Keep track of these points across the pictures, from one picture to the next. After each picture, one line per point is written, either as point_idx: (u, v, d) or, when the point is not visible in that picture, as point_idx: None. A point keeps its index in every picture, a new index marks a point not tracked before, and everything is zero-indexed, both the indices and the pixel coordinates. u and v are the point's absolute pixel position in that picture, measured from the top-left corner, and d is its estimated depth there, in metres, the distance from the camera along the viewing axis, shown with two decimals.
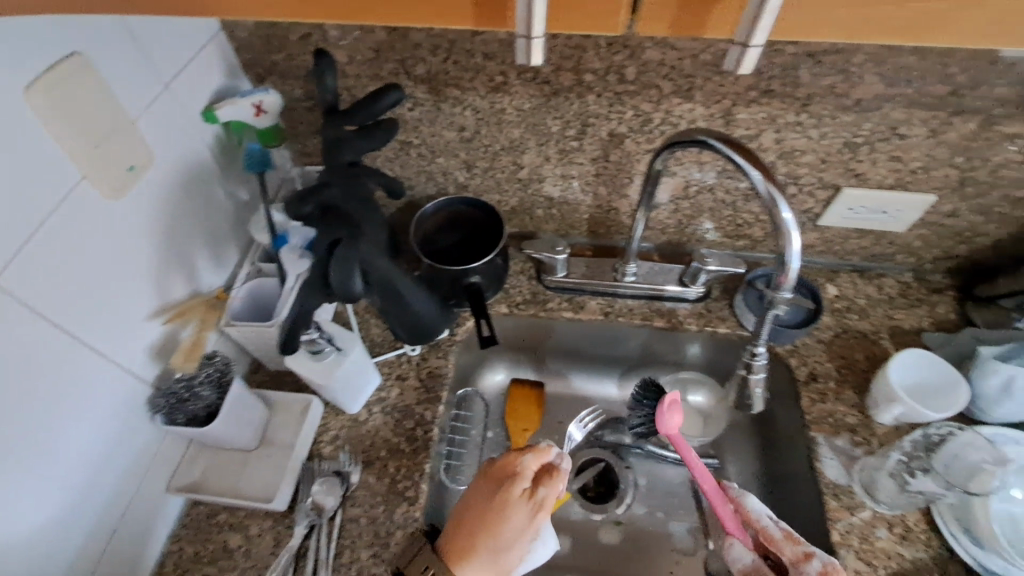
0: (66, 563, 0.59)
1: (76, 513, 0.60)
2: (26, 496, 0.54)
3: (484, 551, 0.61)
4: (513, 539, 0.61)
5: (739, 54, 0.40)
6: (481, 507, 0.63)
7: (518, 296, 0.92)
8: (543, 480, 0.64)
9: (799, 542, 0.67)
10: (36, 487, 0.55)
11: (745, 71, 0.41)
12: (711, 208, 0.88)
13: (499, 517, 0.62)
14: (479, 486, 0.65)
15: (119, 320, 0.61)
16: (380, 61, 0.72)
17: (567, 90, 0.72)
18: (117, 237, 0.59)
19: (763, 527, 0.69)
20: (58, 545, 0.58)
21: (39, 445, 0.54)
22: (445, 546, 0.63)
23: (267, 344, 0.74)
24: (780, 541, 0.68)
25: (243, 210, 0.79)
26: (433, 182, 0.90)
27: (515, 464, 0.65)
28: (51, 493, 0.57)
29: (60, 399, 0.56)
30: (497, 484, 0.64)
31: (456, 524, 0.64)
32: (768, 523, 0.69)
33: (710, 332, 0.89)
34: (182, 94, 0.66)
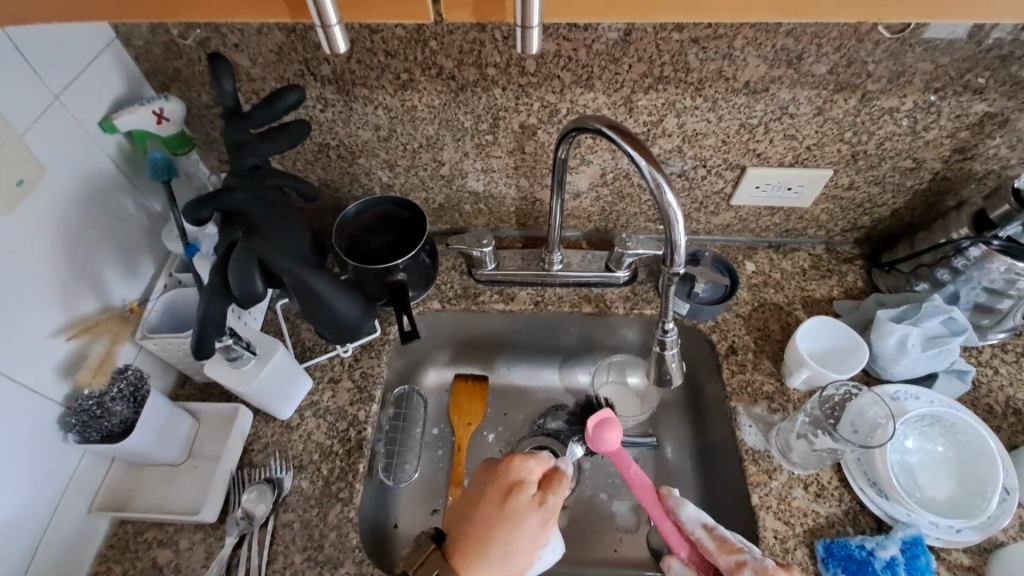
0: None
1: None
2: None
3: (497, 554, 0.64)
4: (523, 539, 0.65)
5: (522, 35, 0.42)
6: (490, 512, 0.67)
7: (450, 291, 0.93)
8: (551, 488, 0.69)
9: (735, 549, 0.65)
10: None
11: (532, 51, 0.44)
12: (630, 194, 0.90)
13: (510, 518, 0.66)
14: (483, 493, 0.69)
15: (18, 339, 0.59)
16: (284, 64, 0.72)
17: (473, 84, 0.74)
18: (12, 253, 0.58)
19: (698, 539, 0.67)
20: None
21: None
22: (458, 552, 0.65)
23: (187, 355, 0.73)
24: (715, 552, 0.66)
25: (155, 220, 0.78)
26: (358, 184, 0.90)
27: (522, 471, 0.70)
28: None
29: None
30: (505, 492, 0.68)
31: (463, 530, 0.67)
32: (702, 536, 0.67)
33: (638, 314, 0.92)
34: (75, 104, 0.65)
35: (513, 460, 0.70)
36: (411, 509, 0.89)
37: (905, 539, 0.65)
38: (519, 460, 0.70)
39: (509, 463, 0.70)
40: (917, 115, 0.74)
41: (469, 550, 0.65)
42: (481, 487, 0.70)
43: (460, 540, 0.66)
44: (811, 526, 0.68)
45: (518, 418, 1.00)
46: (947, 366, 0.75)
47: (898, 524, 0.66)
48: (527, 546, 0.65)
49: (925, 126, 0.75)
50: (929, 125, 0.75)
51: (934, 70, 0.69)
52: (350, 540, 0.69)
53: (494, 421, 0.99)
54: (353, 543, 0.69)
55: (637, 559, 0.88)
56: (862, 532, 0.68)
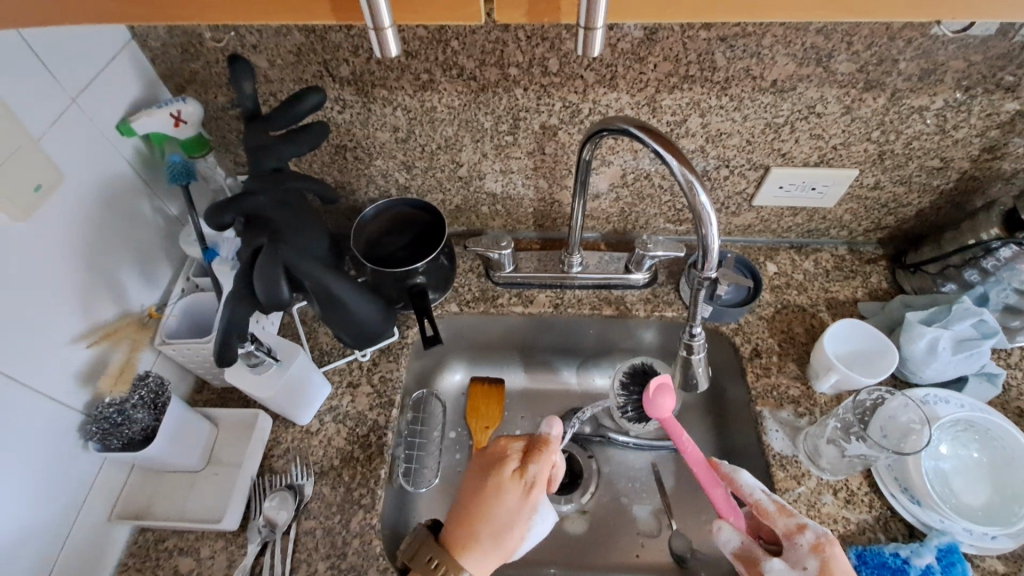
0: None
1: (8, 555, 0.57)
2: None
3: (484, 531, 0.64)
4: (507, 513, 0.65)
5: (585, 37, 0.41)
6: (477, 491, 0.67)
7: (468, 294, 0.92)
8: (531, 458, 0.69)
9: (792, 513, 0.65)
10: None
11: (593, 54, 0.43)
12: (651, 195, 0.89)
13: (494, 495, 0.66)
14: (473, 476, 0.69)
15: (36, 348, 0.58)
16: (303, 65, 0.71)
17: (493, 85, 0.73)
18: (28, 260, 0.57)
19: (756, 502, 0.66)
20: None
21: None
22: (450, 534, 0.65)
23: (206, 360, 0.72)
24: (773, 515, 0.65)
25: (173, 224, 0.77)
26: (374, 185, 0.89)
27: (505, 449, 0.71)
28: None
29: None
30: (488, 469, 0.69)
31: (455, 514, 0.67)
32: (762, 498, 0.65)
33: (658, 317, 0.90)
34: (93, 107, 0.64)
35: (498, 442, 0.72)
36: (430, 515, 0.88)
37: (940, 545, 0.63)
38: (500, 439, 0.71)
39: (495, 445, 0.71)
40: (947, 113, 0.72)
41: (460, 529, 0.65)
42: (471, 471, 0.70)
43: (452, 526, 0.66)
44: (842, 533, 0.67)
45: (537, 422, 0.99)
46: (977, 369, 0.73)
47: (931, 531, 0.65)
48: (512, 521, 0.65)
49: (954, 125, 0.74)
50: (958, 124, 0.74)
51: (966, 68, 0.68)
52: (374, 547, 0.69)
53: (511, 424, 0.98)
54: (376, 550, 0.68)
55: (659, 564, 0.87)
56: (894, 538, 0.67)
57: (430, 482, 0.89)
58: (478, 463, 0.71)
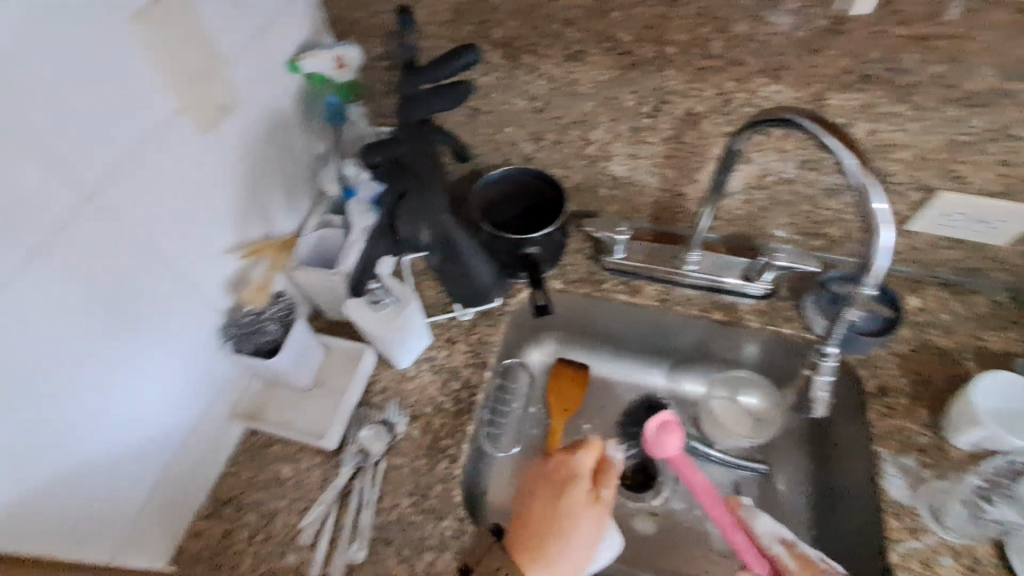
0: (128, 488, 0.62)
1: (151, 430, 0.64)
2: (101, 416, 0.57)
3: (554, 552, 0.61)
4: (584, 540, 0.63)
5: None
6: (544, 508, 0.64)
7: (573, 274, 0.91)
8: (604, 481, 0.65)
9: (818, 569, 0.61)
10: (107, 410, 0.58)
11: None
12: (788, 202, 0.83)
13: (562, 513, 0.63)
14: (539, 490, 0.66)
15: (196, 252, 0.64)
16: (460, 24, 0.73)
17: (647, 63, 0.70)
18: (202, 171, 0.63)
19: (777, 555, 0.64)
20: (134, 457, 0.62)
21: (121, 359, 0.58)
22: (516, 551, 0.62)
23: (329, 291, 0.77)
24: (796, 570, 0.62)
25: (317, 163, 0.83)
26: (500, 152, 0.90)
27: (572, 465, 0.67)
28: (131, 407, 0.61)
29: (142, 319, 0.59)
30: (557, 488, 0.65)
31: (521, 530, 0.64)
32: (781, 552, 0.63)
33: (773, 331, 0.85)
34: (272, 43, 0.69)
35: (563, 456, 0.67)
36: (502, 481, 0.89)
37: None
38: (568, 454, 0.67)
39: (562, 458, 0.67)
40: None
41: (529, 548, 0.62)
42: (535, 485, 0.67)
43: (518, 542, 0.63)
44: None
45: (618, 414, 0.98)
46: None
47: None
48: (583, 549, 0.63)
49: None
50: None
51: None
52: (454, 496, 0.71)
53: (591, 411, 0.98)
54: (456, 500, 0.70)
55: None
56: None
57: (506, 449, 0.90)
58: (541, 474, 0.68)
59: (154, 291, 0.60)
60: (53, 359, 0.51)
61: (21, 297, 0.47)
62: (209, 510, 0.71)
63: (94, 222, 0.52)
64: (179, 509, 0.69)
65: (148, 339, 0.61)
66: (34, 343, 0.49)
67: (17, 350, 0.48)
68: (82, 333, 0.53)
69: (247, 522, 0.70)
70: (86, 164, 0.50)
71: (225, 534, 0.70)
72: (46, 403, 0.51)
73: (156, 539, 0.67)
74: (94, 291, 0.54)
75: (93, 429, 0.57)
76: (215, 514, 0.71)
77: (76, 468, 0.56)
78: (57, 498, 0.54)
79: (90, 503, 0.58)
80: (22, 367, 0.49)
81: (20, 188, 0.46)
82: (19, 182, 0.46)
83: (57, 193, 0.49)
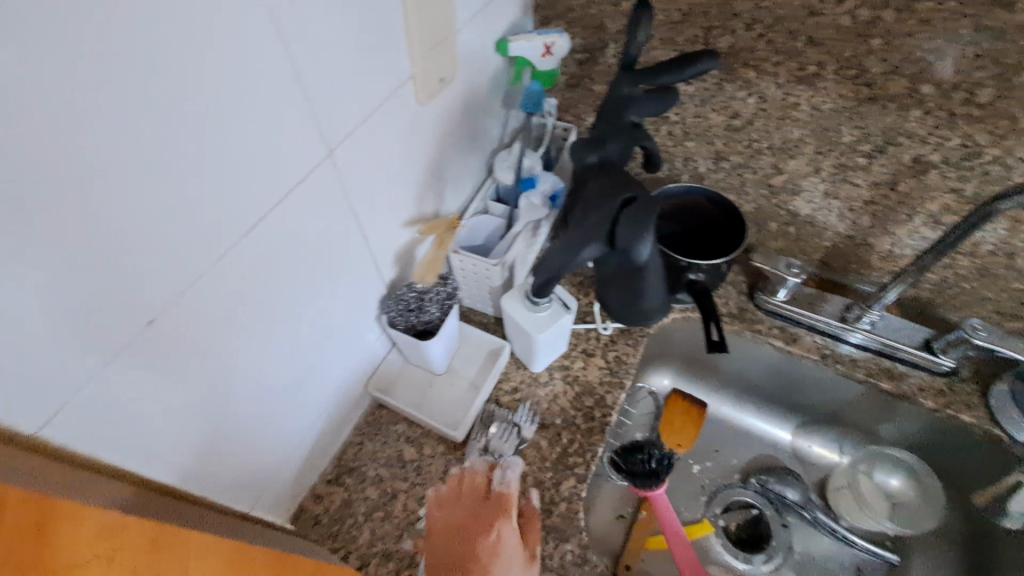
0: (278, 448, 0.60)
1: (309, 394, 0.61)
2: (279, 372, 0.54)
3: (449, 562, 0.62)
4: None
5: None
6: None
7: (724, 308, 0.85)
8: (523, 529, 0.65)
9: None
10: (285, 366, 0.55)
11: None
12: (995, 275, 0.74)
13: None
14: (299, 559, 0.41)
15: (385, 219, 0.62)
16: (683, 26, 0.69)
17: (889, 98, 0.63)
18: (410, 138, 0.60)
19: None
20: (291, 425, 0.60)
21: (308, 325, 0.56)
22: None
23: (481, 280, 0.75)
24: None
25: (490, 146, 0.81)
26: (671, 166, 0.85)
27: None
28: (303, 375, 0.58)
29: (330, 288, 0.57)
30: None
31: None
32: None
33: (946, 416, 0.76)
34: (490, 19, 0.67)
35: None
36: (605, 504, 0.87)
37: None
38: None
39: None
40: None
41: None
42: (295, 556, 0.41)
43: None
44: None
45: (732, 463, 0.93)
46: None
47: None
48: None
49: None
50: None
51: None
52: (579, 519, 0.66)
53: (704, 453, 0.94)
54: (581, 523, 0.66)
55: None
56: None
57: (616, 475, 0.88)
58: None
59: (346, 260, 0.58)
60: (259, 308, 0.48)
61: (257, 250, 0.45)
62: (331, 476, 0.70)
63: (325, 172, 0.49)
64: (306, 474, 0.67)
65: (330, 300, 0.58)
66: (249, 298, 0.47)
67: (236, 303, 0.45)
68: (285, 285, 0.50)
69: (365, 497, 0.69)
70: (335, 111, 0.48)
71: (344, 503, 0.68)
72: (243, 352, 0.48)
73: (284, 501, 0.64)
74: (305, 244, 0.51)
75: (269, 385, 0.54)
76: (336, 481, 0.70)
77: (249, 430, 0.53)
78: (228, 449, 0.51)
79: (249, 459, 0.55)
80: (235, 323, 0.46)
81: (281, 125, 0.43)
82: (281, 118, 0.43)
83: (307, 136, 0.46)
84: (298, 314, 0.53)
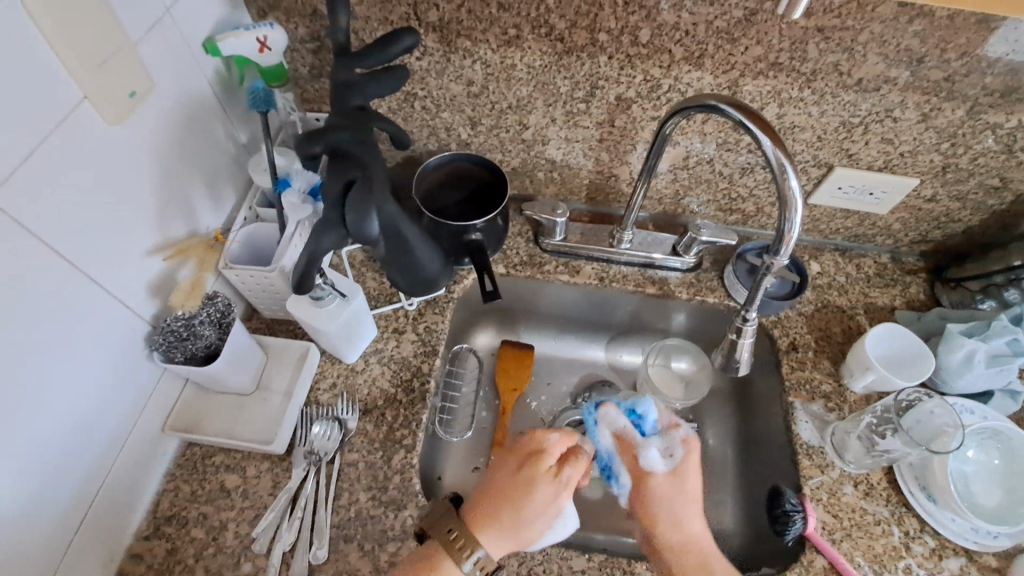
0: (38, 517, 0.56)
1: (62, 456, 0.58)
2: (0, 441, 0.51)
3: (509, 520, 0.63)
4: None
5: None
6: None
7: (516, 258, 0.94)
8: (568, 461, 0.67)
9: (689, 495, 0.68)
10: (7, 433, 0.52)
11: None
12: (708, 181, 0.90)
13: None
14: None
15: (110, 251, 0.59)
16: (391, 5, 0.71)
17: (579, 49, 0.73)
18: (111, 161, 0.57)
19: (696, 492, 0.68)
20: (50, 483, 0.57)
21: (38, 372, 0.54)
22: None
23: (264, 288, 0.74)
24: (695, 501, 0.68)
25: (241, 153, 0.79)
26: (436, 138, 0.89)
27: None
28: (46, 424, 0.56)
29: (56, 327, 0.55)
30: None
31: None
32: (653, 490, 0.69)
33: (699, 302, 0.92)
34: (183, 21, 0.64)
35: None
36: (456, 461, 0.90)
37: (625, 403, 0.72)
38: None
39: None
40: (1019, 134, 0.74)
41: None
42: None
43: None
44: (859, 522, 0.71)
45: (564, 389, 1.00)
46: (1004, 385, 0.77)
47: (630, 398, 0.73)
48: None
49: (1023, 146, 0.75)
50: None
51: None
52: (413, 485, 0.71)
53: (539, 389, 1.00)
54: (416, 488, 0.71)
55: None
56: (907, 532, 0.71)
57: (458, 436, 0.91)
58: None
59: (64, 299, 0.55)
60: None
61: None
62: (148, 531, 0.68)
63: None
64: (107, 536, 0.64)
65: (49, 353, 0.54)
66: None
67: None
68: None
69: (193, 538, 0.67)
70: None
71: (170, 554, 0.66)
72: None
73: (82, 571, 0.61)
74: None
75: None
76: (155, 534, 0.67)
77: None
78: None
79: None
80: None
81: None
82: None
83: None
84: (16, 360, 0.51)
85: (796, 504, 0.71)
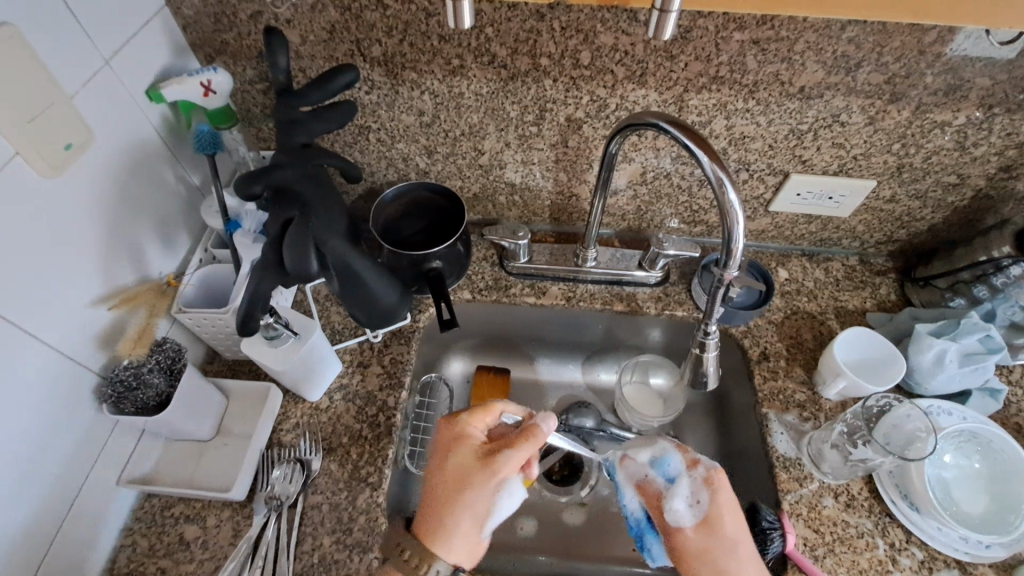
0: None
1: (5, 522, 0.56)
2: None
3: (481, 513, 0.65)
4: None
5: (658, 18, 0.47)
6: None
7: (481, 282, 0.93)
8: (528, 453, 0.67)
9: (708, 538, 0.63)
10: None
11: (464, 25, 0.48)
12: (668, 195, 0.90)
13: None
14: None
15: (50, 304, 0.58)
16: (335, 43, 0.72)
17: (523, 74, 0.73)
18: (48, 214, 0.57)
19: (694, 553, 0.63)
20: None
21: None
22: None
23: (220, 330, 0.73)
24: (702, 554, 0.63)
25: (194, 195, 0.78)
26: (394, 168, 0.89)
27: None
28: None
29: None
30: None
31: None
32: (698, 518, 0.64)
33: (668, 316, 0.91)
34: (122, 71, 0.64)
35: None
36: None
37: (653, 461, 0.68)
38: None
39: None
40: (968, 131, 0.73)
41: None
42: None
43: None
44: (842, 535, 0.69)
45: (542, 413, 0.98)
46: (981, 384, 0.76)
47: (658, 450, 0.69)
48: None
49: (974, 142, 0.75)
50: (977, 142, 0.75)
51: (990, 86, 0.69)
52: (379, 525, 0.69)
53: None
54: (381, 528, 0.69)
55: None
56: (891, 544, 0.69)
57: None
58: None
59: (4, 357, 0.54)
60: None
61: None
62: None
63: None
64: None
65: None
66: None
67: None
68: None
69: None
70: None
71: None
72: None
73: None
74: None
75: None
76: None
77: None
78: None
79: None
80: None
81: None
82: None
83: None
84: None
85: (773, 521, 0.69)
